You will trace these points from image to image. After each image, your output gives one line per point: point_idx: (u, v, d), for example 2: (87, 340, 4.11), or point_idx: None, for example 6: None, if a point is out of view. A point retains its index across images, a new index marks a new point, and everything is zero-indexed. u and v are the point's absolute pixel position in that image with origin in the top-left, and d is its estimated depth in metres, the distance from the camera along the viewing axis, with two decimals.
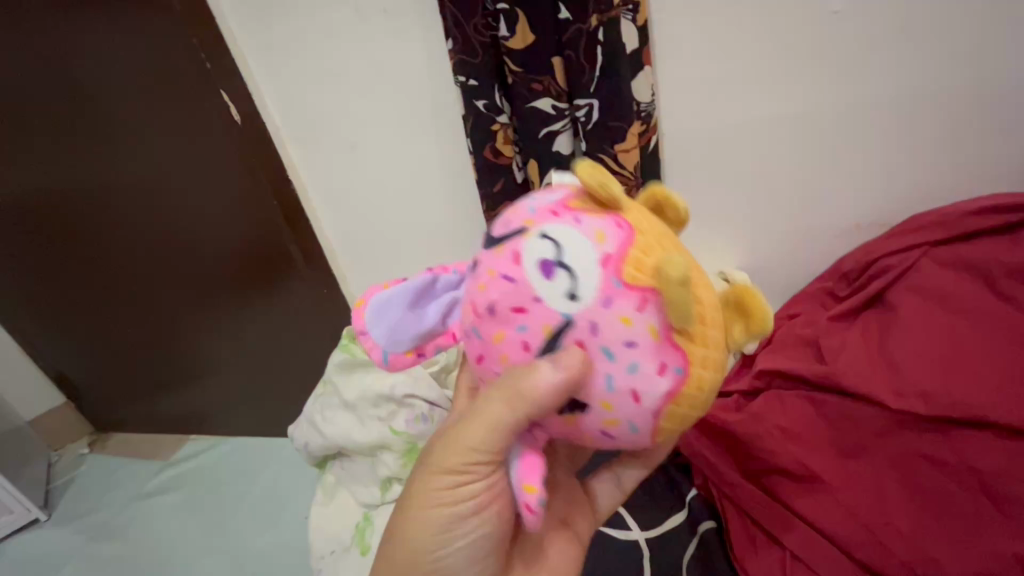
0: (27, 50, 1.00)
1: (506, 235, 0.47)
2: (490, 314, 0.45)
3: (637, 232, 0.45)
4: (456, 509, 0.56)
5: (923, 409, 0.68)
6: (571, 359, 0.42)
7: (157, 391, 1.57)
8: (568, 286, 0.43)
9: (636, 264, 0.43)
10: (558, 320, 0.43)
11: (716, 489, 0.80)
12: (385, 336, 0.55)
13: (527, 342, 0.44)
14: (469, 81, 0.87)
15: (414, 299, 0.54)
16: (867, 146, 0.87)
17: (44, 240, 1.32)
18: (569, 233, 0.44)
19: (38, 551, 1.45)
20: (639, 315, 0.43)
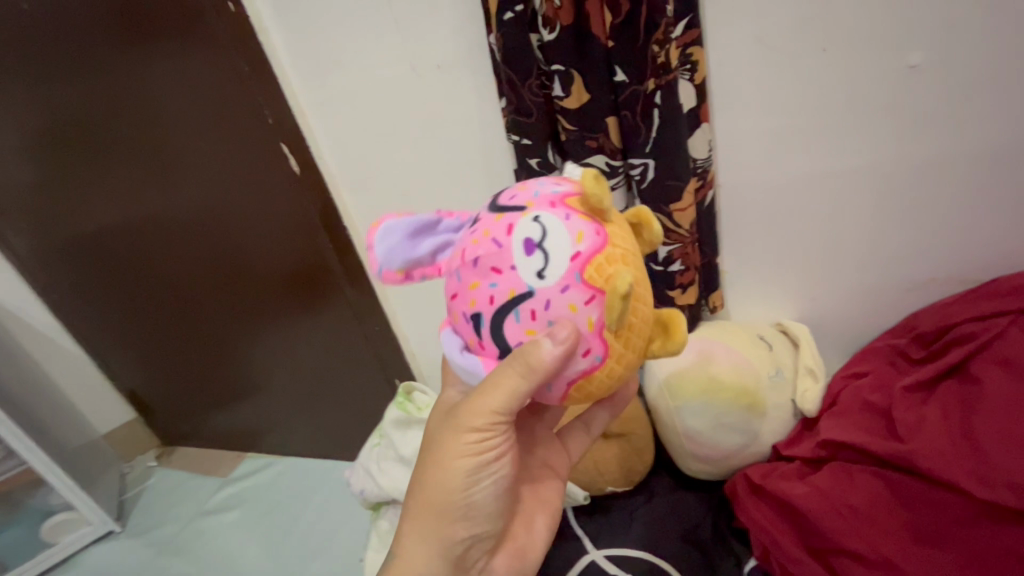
0: (114, 100, 1.08)
1: (508, 205, 0.48)
2: (472, 264, 0.47)
3: (610, 238, 0.46)
4: (477, 465, 0.57)
5: (1012, 502, 0.63)
6: (561, 335, 0.44)
7: (219, 411, 1.65)
8: (538, 266, 0.44)
9: (599, 267, 0.44)
10: (522, 290, 0.45)
11: (778, 564, 0.77)
12: (381, 251, 0.53)
13: (493, 298, 0.46)
14: (523, 140, 0.87)
15: (418, 228, 0.53)
16: (945, 202, 0.81)
17: (119, 268, 1.40)
18: (556, 224, 0.45)
19: (112, 561, 1.54)
20: (585, 309, 0.44)
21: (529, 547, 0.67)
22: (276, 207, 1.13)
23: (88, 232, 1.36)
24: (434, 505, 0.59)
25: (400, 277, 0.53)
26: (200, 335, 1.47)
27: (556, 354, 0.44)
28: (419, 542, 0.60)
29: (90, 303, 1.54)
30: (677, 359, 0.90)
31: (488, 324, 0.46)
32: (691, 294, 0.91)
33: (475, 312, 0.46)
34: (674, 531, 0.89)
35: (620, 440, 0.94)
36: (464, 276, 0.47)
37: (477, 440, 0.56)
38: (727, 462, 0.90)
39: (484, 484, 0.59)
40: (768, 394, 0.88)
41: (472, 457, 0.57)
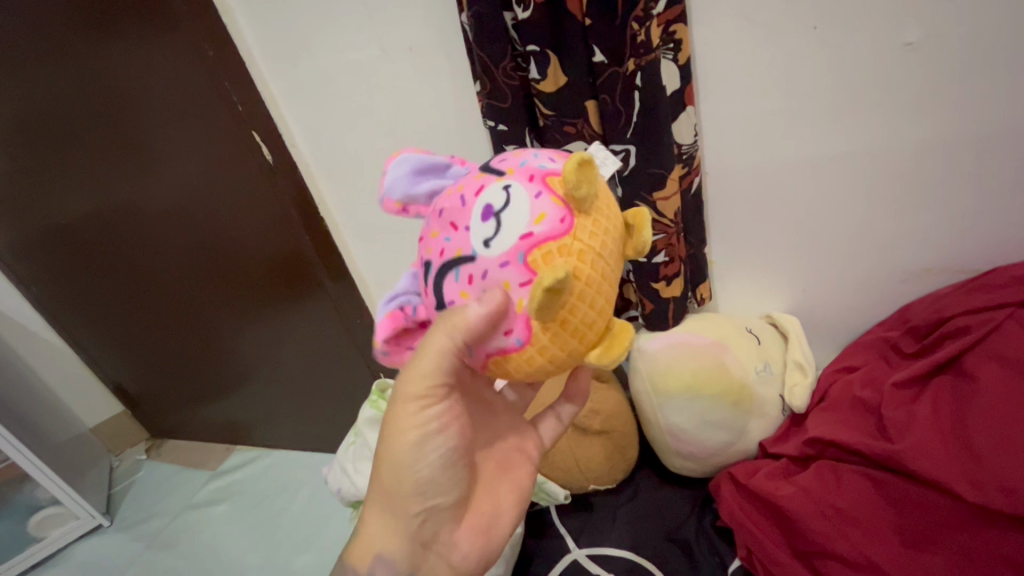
0: (74, 80, 1.02)
1: (493, 167, 0.46)
2: (437, 214, 0.45)
3: (572, 230, 0.42)
4: (420, 434, 0.53)
5: (1004, 505, 0.60)
6: (487, 302, 0.41)
7: (206, 402, 1.62)
8: (487, 233, 0.42)
9: (547, 254, 0.41)
10: (466, 252, 0.42)
11: (761, 566, 0.75)
12: (385, 179, 0.50)
13: (442, 251, 0.44)
14: (499, 125, 0.82)
15: (424, 166, 0.50)
16: (940, 188, 0.77)
17: (94, 259, 1.35)
18: (521, 197, 0.42)
19: (97, 555, 1.49)
20: (518, 289, 0.41)
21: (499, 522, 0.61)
22: (251, 193, 1.08)
23: (59, 223, 1.30)
24: (384, 480, 0.56)
25: (396, 210, 0.50)
26: (182, 328, 1.44)
27: (478, 322, 0.42)
28: (378, 518, 0.58)
29: (69, 297, 1.50)
30: (689, 332, 0.87)
31: (432, 276, 0.45)
32: (678, 286, 0.86)
33: (426, 261, 0.45)
34: (658, 531, 0.87)
35: (603, 437, 0.91)
36: (430, 223, 0.46)
37: (417, 409, 0.52)
38: (712, 458, 0.88)
39: (433, 453, 0.54)
40: (756, 390, 0.85)
41: (414, 427, 0.53)
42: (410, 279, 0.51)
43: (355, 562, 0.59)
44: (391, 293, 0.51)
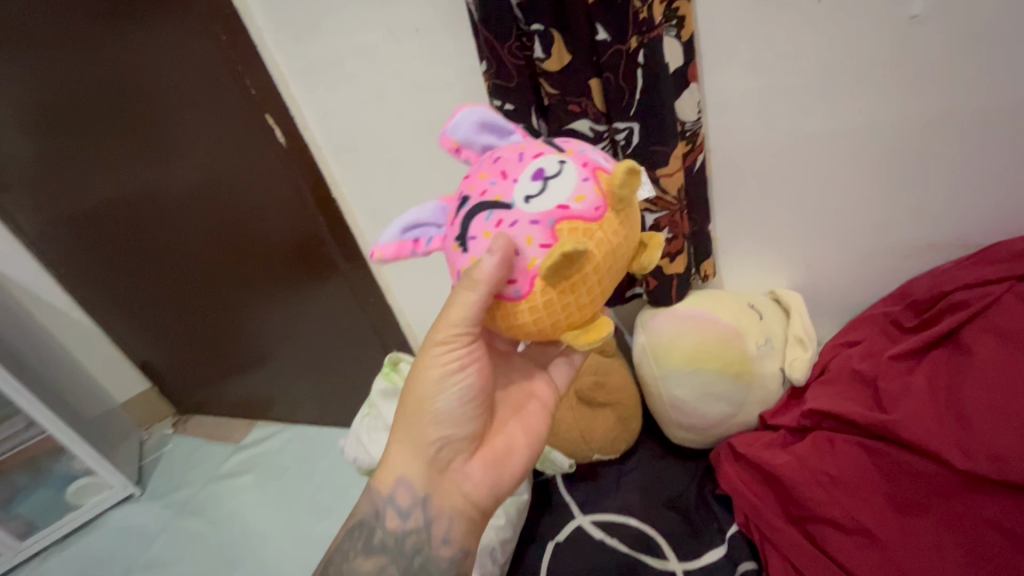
0: (96, 66, 1.05)
1: (556, 144, 0.51)
2: (493, 162, 0.50)
3: (603, 219, 0.47)
4: (442, 369, 0.58)
5: (992, 473, 0.62)
6: (506, 246, 0.45)
7: (228, 379, 1.68)
8: (531, 191, 0.46)
9: (574, 229, 0.45)
10: (506, 200, 0.47)
11: (758, 531, 0.78)
12: (454, 119, 0.55)
13: (484, 191, 0.48)
14: (505, 105, 0.83)
15: (491, 123, 0.55)
16: (944, 162, 0.77)
17: (118, 241, 1.40)
18: (572, 176, 0.47)
19: (130, 522, 1.57)
20: (537, 248, 0.45)
21: (509, 459, 0.64)
22: (268, 174, 1.11)
23: (84, 207, 1.35)
24: (407, 408, 0.61)
25: (451, 148, 0.56)
26: (205, 307, 1.49)
27: (493, 261, 0.46)
28: (400, 446, 0.62)
29: (96, 278, 1.55)
30: (708, 309, 0.88)
31: (466, 211, 0.49)
32: (680, 263, 0.87)
33: (465, 196, 0.50)
34: (660, 498, 0.91)
35: (606, 409, 0.94)
36: (482, 166, 0.51)
37: (443, 348, 0.57)
38: (714, 430, 0.91)
39: (451, 385, 0.59)
40: (757, 364, 0.87)
41: (437, 362, 0.58)
42: (439, 210, 0.55)
43: (378, 488, 0.63)
44: (416, 211, 0.55)
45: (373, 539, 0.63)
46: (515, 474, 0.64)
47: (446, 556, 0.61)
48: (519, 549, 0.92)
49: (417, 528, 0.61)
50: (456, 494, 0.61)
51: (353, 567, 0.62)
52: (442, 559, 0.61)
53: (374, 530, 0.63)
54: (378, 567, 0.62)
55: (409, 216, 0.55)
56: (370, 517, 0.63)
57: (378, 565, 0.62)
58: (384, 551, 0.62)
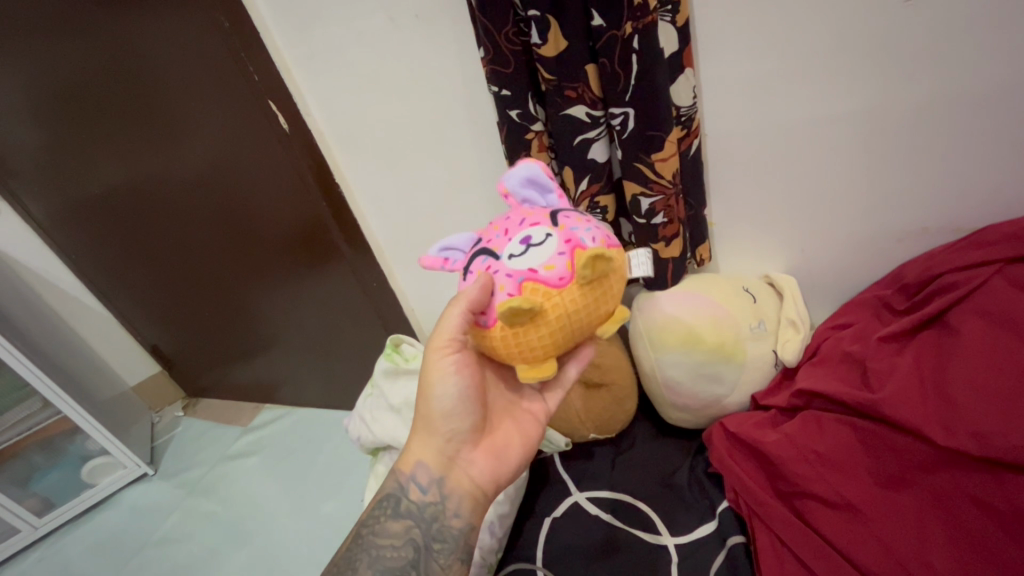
0: (103, 53, 1.07)
1: (560, 216, 0.57)
2: (509, 219, 0.58)
3: (563, 289, 0.53)
4: (440, 369, 0.61)
5: (973, 449, 0.64)
6: (483, 287, 0.54)
7: (237, 363, 1.72)
8: (516, 251, 0.54)
9: (534, 290, 0.52)
10: (497, 252, 0.56)
11: (747, 507, 0.80)
12: (512, 168, 0.62)
13: (490, 239, 0.58)
14: (503, 91, 0.84)
15: (541, 180, 0.61)
16: (937, 147, 0.78)
17: (128, 228, 1.43)
18: (549, 249, 0.53)
19: (144, 501, 1.62)
20: (503, 293, 0.53)
21: (510, 447, 0.67)
22: (273, 160, 1.13)
23: (94, 195, 1.38)
24: (417, 400, 0.64)
25: (502, 191, 0.62)
26: (214, 292, 1.52)
27: (472, 296, 0.54)
28: (416, 433, 0.66)
29: (108, 264, 1.59)
30: (709, 303, 0.89)
31: (475, 249, 0.59)
32: (676, 247, 0.89)
33: (480, 237, 0.59)
34: (654, 477, 0.93)
35: (602, 389, 0.96)
36: (501, 219, 0.60)
37: (441, 352, 0.60)
38: (706, 410, 0.93)
39: (450, 385, 0.61)
40: (749, 346, 0.89)
41: (436, 363, 0.61)
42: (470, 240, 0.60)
43: (401, 466, 0.67)
44: (452, 235, 0.61)
45: (397, 510, 0.65)
46: (515, 464, 0.67)
47: (458, 528, 0.64)
48: (518, 524, 0.95)
49: (434, 503, 0.65)
50: (465, 479, 0.65)
51: (382, 530, 0.65)
52: (454, 532, 0.64)
53: (400, 497, 0.66)
54: (405, 529, 0.65)
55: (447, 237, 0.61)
56: (396, 489, 0.66)
57: (406, 527, 0.65)
58: (409, 516, 0.65)
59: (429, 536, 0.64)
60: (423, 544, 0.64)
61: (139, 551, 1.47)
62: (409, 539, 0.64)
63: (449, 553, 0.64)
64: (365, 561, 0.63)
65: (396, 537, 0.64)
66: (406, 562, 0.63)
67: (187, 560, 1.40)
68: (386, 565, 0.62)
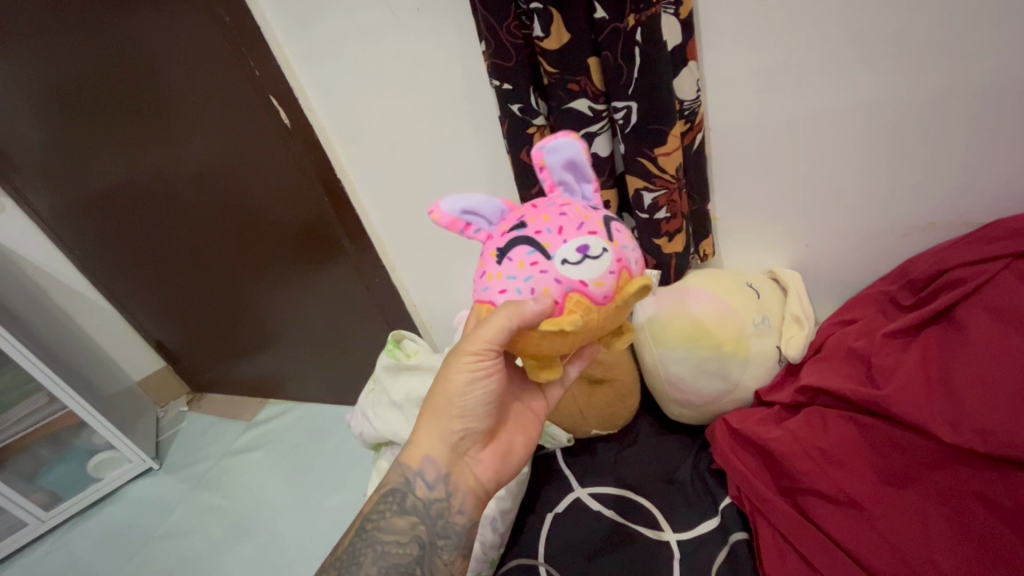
0: (105, 48, 1.06)
1: (612, 229, 0.56)
2: (562, 213, 0.55)
3: (605, 307, 0.53)
4: (469, 374, 0.59)
5: (978, 446, 0.63)
6: (542, 306, 0.51)
7: (241, 358, 1.73)
8: (572, 258, 0.52)
9: (582, 306, 0.52)
10: (549, 251, 0.53)
11: (750, 503, 0.80)
12: (556, 142, 0.58)
13: (539, 230, 0.54)
14: (504, 85, 0.83)
15: (581, 170, 0.59)
16: (944, 140, 0.77)
17: (131, 223, 1.43)
18: (604, 266, 0.52)
19: (149, 495, 1.63)
20: (551, 302, 0.52)
21: (516, 447, 0.68)
22: (274, 155, 1.13)
23: (97, 190, 1.38)
24: (437, 399, 0.62)
25: (537, 162, 0.60)
26: (217, 287, 1.52)
27: (527, 313, 0.51)
28: (425, 428, 0.64)
29: (111, 260, 1.59)
30: (724, 298, 0.89)
31: (517, 233, 0.55)
32: (679, 242, 0.89)
33: (523, 222, 0.56)
34: (657, 473, 0.93)
35: (604, 385, 0.96)
36: (550, 208, 0.56)
37: (474, 358, 0.57)
38: (709, 406, 0.93)
39: (477, 389, 0.60)
40: (753, 342, 0.89)
41: (464, 367, 0.59)
42: (497, 211, 0.60)
43: (406, 460, 0.65)
44: (479, 199, 0.59)
45: (402, 505, 0.64)
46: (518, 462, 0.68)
47: (462, 526, 0.65)
48: (520, 519, 0.95)
49: (440, 500, 0.64)
50: (471, 477, 0.65)
51: (386, 526, 0.64)
52: (458, 529, 0.64)
53: (405, 492, 0.64)
54: (410, 526, 0.63)
55: (472, 198, 0.59)
56: (401, 484, 0.65)
57: (412, 523, 0.63)
58: (415, 513, 0.64)
59: (434, 533, 0.64)
60: (429, 541, 0.63)
61: (144, 544, 1.48)
62: (414, 536, 0.63)
63: (452, 549, 0.64)
64: (370, 557, 0.61)
65: (401, 534, 0.63)
66: (411, 559, 0.62)
67: (192, 554, 1.41)
68: (391, 562, 0.61)
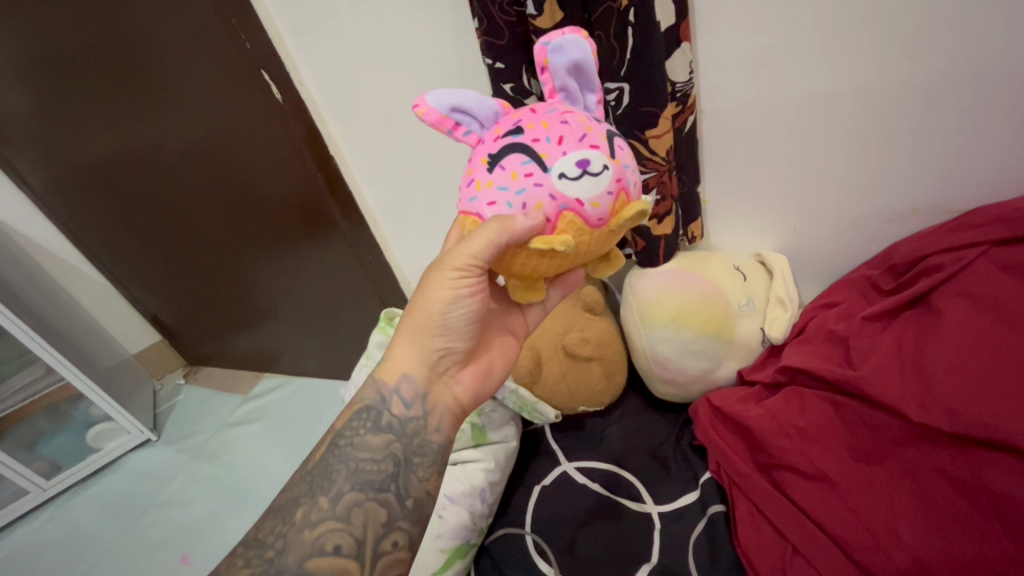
0: (91, 16, 1.04)
1: (614, 145, 0.54)
2: (563, 122, 0.52)
3: (598, 230, 0.53)
4: (451, 292, 0.60)
5: (945, 425, 0.66)
6: (532, 221, 0.50)
7: (236, 332, 1.74)
8: (569, 173, 0.50)
9: (573, 225, 0.51)
10: (547, 162, 0.51)
11: (728, 477, 0.83)
12: (562, 41, 0.55)
13: (537, 137, 0.52)
14: (496, 64, 0.83)
15: (585, 75, 0.56)
16: (932, 127, 0.77)
17: (123, 195, 1.43)
18: (602, 185, 0.51)
19: (148, 465, 1.67)
20: (543, 217, 0.51)
21: (494, 371, 0.71)
22: (265, 130, 1.12)
23: (88, 162, 1.37)
24: (417, 317, 0.62)
25: (540, 61, 0.56)
26: (211, 261, 1.52)
27: (517, 228, 0.51)
28: (404, 345, 0.64)
29: (105, 235, 1.59)
30: (713, 278, 0.92)
31: (514, 139, 0.53)
32: (668, 224, 0.90)
33: (520, 127, 0.53)
34: (642, 449, 0.96)
35: (592, 363, 0.98)
36: (551, 115, 0.53)
37: (458, 273, 0.58)
38: (693, 385, 0.95)
39: (458, 308, 0.61)
40: (738, 323, 0.91)
41: (448, 285, 0.59)
42: (490, 112, 0.57)
43: (382, 378, 0.65)
44: (472, 98, 0.56)
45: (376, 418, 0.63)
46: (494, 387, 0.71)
47: (438, 444, 0.64)
48: (509, 491, 0.99)
49: (417, 418, 0.63)
50: (448, 395, 0.66)
51: (359, 443, 0.62)
52: (434, 447, 0.64)
53: (377, 408, 0.63)
54: (385, 444, 0.62)
55: (465, 96, 0.56)
56: (376, 401, 0.64)
57: (386, 441, 0.62)
58: (390, 431, 0.63)
59: (410, 451, 0.63)
60: (404, 459, 0.62)
61: (145, 512, 1.52)
62: (389, 454, 0.62)
63: (428, 467, 0.63)
64: (342, 472, 0.60)
65: (376, 451, 0.62)
66: (385, 475, 0.61)
67: (191, 522, 1.45)
68: (365, 478, 0.60)
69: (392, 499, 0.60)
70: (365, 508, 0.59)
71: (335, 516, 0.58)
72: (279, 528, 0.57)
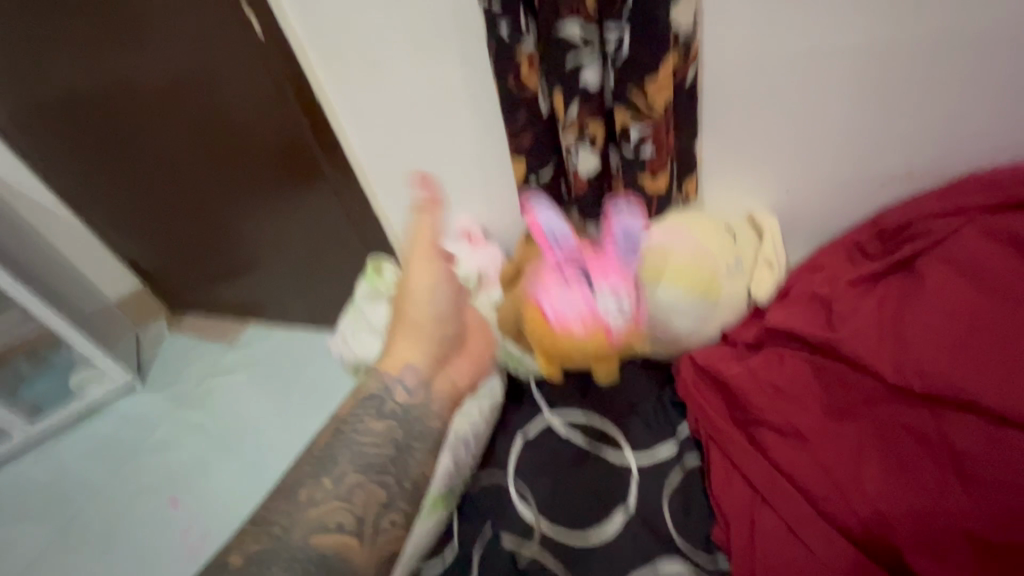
0: None
1: None
2: None
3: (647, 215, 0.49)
4: (428, 279, 0.81)
5: (917, 385, 0.68)
6: None
7: (220, 280, 1.71)
8: None
9: None
10: None
11: (705, 432, 0.85)
12: None
13: None
14: (492, 4, 0.78)
15: None
16: (931, 89, 0.77)
17: (99, 133, 1.35)
18: None
19: (133, 412, 1.66)
20: None
21: (479, 355, 0.89)
22: (250, 67, 1.06)
23: (59, 95, 1.29)
24: (410, 316, 0.81)
25: None
26: (193, 208, 1.48)
27: None
28: (402, 342, 0.80)
29: (80, 176, 1.53)
30: (703, 237, 0.91)
31: None
32: (662, 180, 0.90)
33: None
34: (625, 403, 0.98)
35: None
36: None
37: (427, 268, 0.81)
38: (677, 344, 0.96)
39: (437, 295, 0.82)
40: (725, 283, 0.91)
41: (422, 271, 0.81)
42: None
43: (386, 370, 0.77)
44: None
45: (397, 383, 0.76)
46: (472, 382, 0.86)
47: (436, 427, 0.76)
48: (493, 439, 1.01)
49: (418, 402, 0.75)
50: (445, 381, 0.80)
51: (363, 430, 0.71)
52: (432, 428, 0.75)
53: (381, 402, 0.74)
54: (387, 429, 0.72)
55: None
56: (381, 390, 0.75)
57: (388, 424, 0.72)
58: (393, 417, 0.73)
59: (411, 436, 0.73)
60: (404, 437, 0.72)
61: (133, 457, 1.53)
62: (390, 438, 0.71)
63: (426, 448, 0.73)
64: (346, 455, 0.68)
65: (378, 436, 0.71)
66: (386, 457, 0.69)
67: (180, 467, 1.46)
68: (367, 460, 0.68)
69: (392, 480, 0.68)
70: (366, 486, 0.66)
71: (338, 493, 0.65)
72: (284, 506, 0.63)
